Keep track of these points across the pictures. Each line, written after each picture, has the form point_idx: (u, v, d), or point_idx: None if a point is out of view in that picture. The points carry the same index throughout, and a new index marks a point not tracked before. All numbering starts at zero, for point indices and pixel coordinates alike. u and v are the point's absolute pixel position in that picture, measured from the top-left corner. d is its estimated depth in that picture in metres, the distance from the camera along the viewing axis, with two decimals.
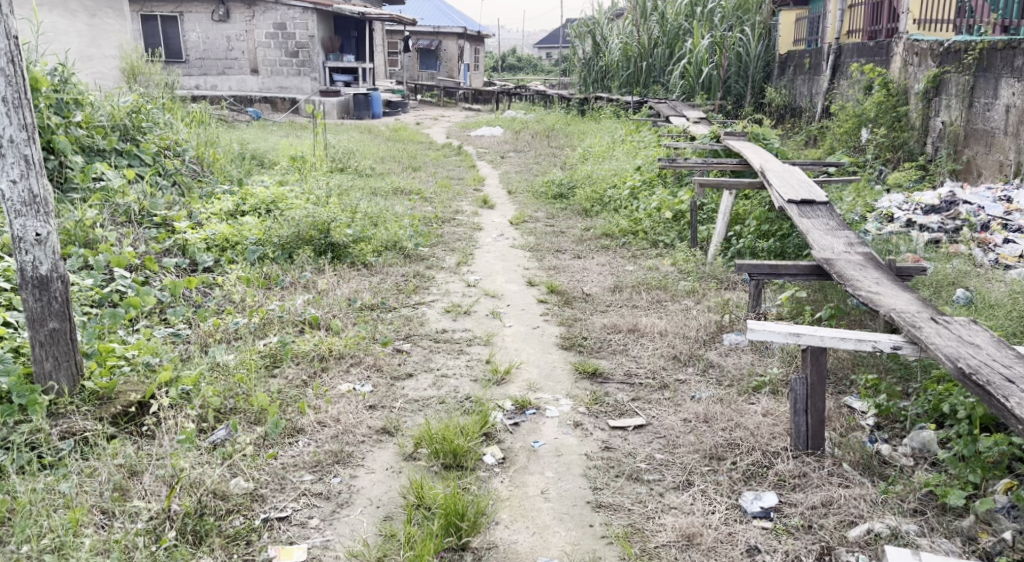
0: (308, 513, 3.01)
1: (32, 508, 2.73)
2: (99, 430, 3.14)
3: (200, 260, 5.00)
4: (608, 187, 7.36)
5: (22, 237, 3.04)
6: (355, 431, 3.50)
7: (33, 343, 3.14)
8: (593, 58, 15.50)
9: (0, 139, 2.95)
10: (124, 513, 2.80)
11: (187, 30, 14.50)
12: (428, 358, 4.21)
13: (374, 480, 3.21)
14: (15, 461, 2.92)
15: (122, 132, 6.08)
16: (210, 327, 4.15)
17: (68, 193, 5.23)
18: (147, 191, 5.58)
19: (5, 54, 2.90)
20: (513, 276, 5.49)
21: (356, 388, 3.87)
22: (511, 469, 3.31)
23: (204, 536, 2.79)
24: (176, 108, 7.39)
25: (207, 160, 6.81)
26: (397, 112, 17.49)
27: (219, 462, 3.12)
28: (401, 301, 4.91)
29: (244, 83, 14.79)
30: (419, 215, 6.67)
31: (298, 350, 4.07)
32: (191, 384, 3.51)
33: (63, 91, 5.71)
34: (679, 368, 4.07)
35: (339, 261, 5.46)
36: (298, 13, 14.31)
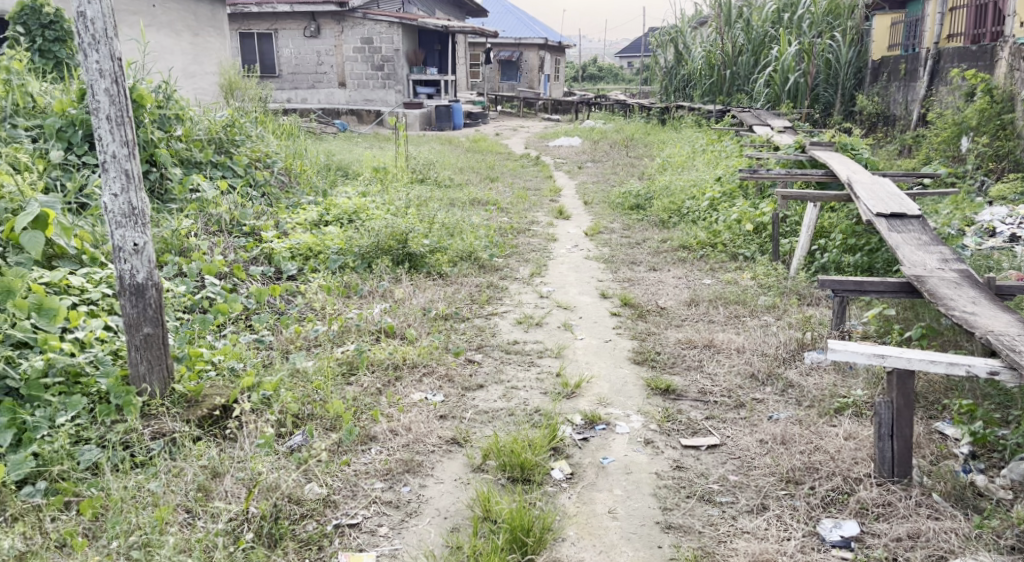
0: (377, 521, 3.08)
1: (124, 505, 2.87)
2: (187, 432, 3.28)
3: (285, 268, 5.18)
4: (687, 198, 7.25)
5: (121, 247, 3.21)
6: (426, 440, 3.56)
7: (129, 346, 3.32)
8: (675, 67, 15.34)
9: (103, 155, 3.13)
10: (206, 513, 2.93)
11: (280, 47, 15.12)
12: (500, 369, 4.24)
13: (442, 491, 3.26)
14: (110, 459, 3.09)
15: (217, 145, 6.36)
16: (291, 335, 4.29)
17: (166, 204, 5.50)
18: (238, 202, 5.83)
19: (109, 75, 3.08)
20: (586, 288, 5.47)
21: (428, 398, 3.92)
22: (580, 484, 3.30)
23: (279, 539, 2.90)
24: (268, 121, 7.68)
25: (294, 172, 7.05)
26: (477, 123, 17.68)
27: (295, 467, 3.22)
28: (473, 311, 4.96)
29: (332, 96, 15.22)
30: (495, 226, 6.73)
31: (374, 358, 4.16)
32: (272, 390, 3.64)
33: (166, 106, 6.02)
34: (756, 387, 3.98)
35: (416, 271, 5.55)
36: (384, 28, 14.60)
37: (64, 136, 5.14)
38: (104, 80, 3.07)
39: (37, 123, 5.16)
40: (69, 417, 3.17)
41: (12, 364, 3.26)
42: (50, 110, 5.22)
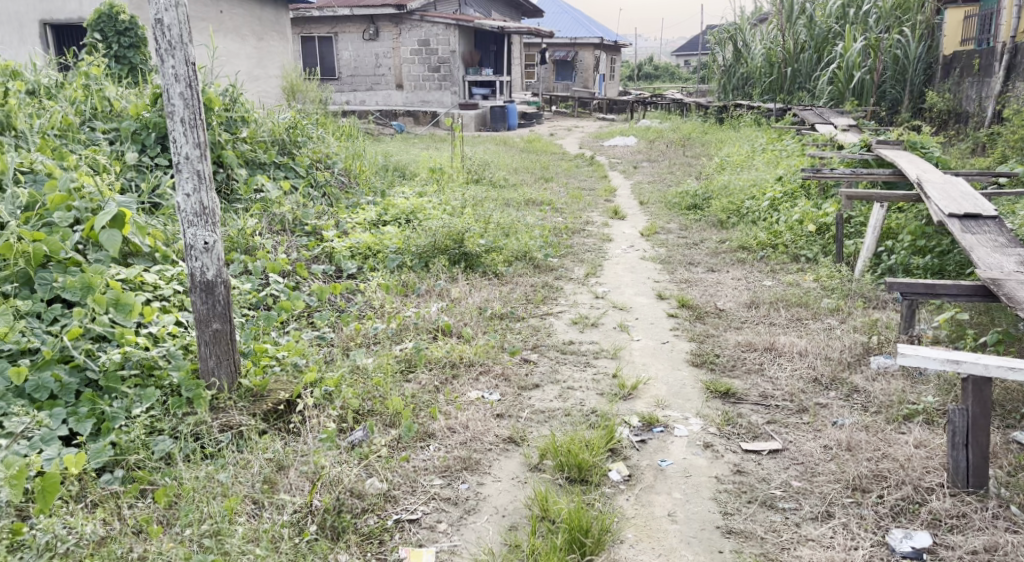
0: (437, 516, 3.12)
1: (196, 494, 2.96)
2: (254, 424, 3.37)
3: (344, 267, 5.27)
4: (746, 198, 7.13)
5: (193, 245, 3.32)
6: (483, 438, 3.59)
7: (200, 341, 3.42)
8: (734, 65, 15.11)
9: (177, 156, 3.24)
10: (272, 505, 3.00)
11: (340, 50, 15.41)
12: (556, 369, 4.24)
13: (500, 489, 3.28)
14: (182, 450, 3.20)
15: (280, 146, 6.54)
16: (352, 332, 4.37)
17: (232, 203, 5.66)
18: (300, 202, 5.98)
19: (184, 79, 3.19)
20: (642, 289, 5.44)
21: (484, 396, 3.95)
22: (638, 486, 3.29)
23: (341, 532, 2.96)
24: (328, 123, 7.83)
25: (354, 173, 7.18)
26: (532, 123, 17.70)
27: (357, 462, 3.28)
28: (529, 311, 4.97)
29: (390, 98, 15.40)
30: (550, 226, 6.74)
31: (431, 356, 4.21)
32: (333, 385, 3.71)
33: (232, 109, 6.20)
34: (820, 391, 3.90)
35: (471, 270, 5.59)
36: (441, 30, 14.72)
37: (139, 138, 5.34)
38: (179, 85, 3.17)
39: (114, 126, 5.36)
40: (144, 408, 3.29)
41: (92, 356, 3.39)
42: (126, 114, 5.44)
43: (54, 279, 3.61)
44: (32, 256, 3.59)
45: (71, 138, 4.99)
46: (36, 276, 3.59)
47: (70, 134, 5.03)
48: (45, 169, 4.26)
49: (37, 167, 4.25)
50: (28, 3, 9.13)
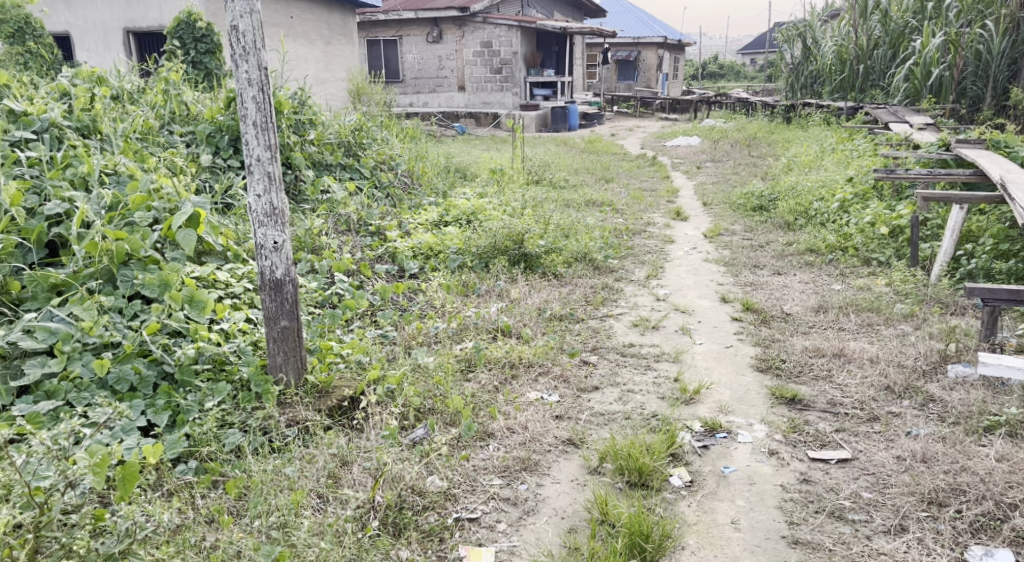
0: (496, 516, 3.14)
1: (264, 486, 3.04)
2: (319, 420, 3.44)
3: (407, 267, 5.33)
4: (815, 199, 6.95)
5: (263, 244, 3.41)
6: (542, 439, 3.59)
7: (269, 338, 3.51)
8: (803, 63, 14.76)
9: (249, 158, 3.33)
10: (337, 500, 3.06)
11: (405, 52, 15.63)
12: (616, 372, 4.21)
13: (560, 491, 3.28)
14: (251, 443, 3.29)
15: (346, 148, 6.67)
16: (413, 331, 4.42)
17: (300, 204, 5.79)
18: (365, 203, 6.08)
19: (257, 84, 3.28)
20: (705, 291, 5.36)
21: (544, 397, 3.95)
22: (700, 492, 3.24)
23: (403, 528, 3.00)
24: (392, 125, 7.94)
25: (416, 174, 7.27)
26: (593, 123, 17.61)
27: (418, 459, 3.32)
28: (588, 313, 4.95)
29: (452, 100, 15.54)
30: (611, 227, 6.70)
31: (491, 356, 4.23)
32: (396, 384, 3.76)
33: (301, 111, 6.38)
34: (892, 400, 3.78)
35: (531, 271, 5.60)
36: (503, 31, 14.72)
37: (213, 141, 5.52)
38: (252, 89, 3.26)
39: (190, 130, 5.56)
40: (216, 401, 3.39)
41: (168, 351, 3.51)
42: (202, 117, 5.64)
43: (134, 276, 3.74)
44: (115, 254, 3.73)
45: (151, 141, 5.18)
46: (119, 273, 3.73)
47: (151, 137, 5.21)
48: (127, 171, 4.43)
49: (119, 169, 4.42)
50: (112, 12, 9.51)
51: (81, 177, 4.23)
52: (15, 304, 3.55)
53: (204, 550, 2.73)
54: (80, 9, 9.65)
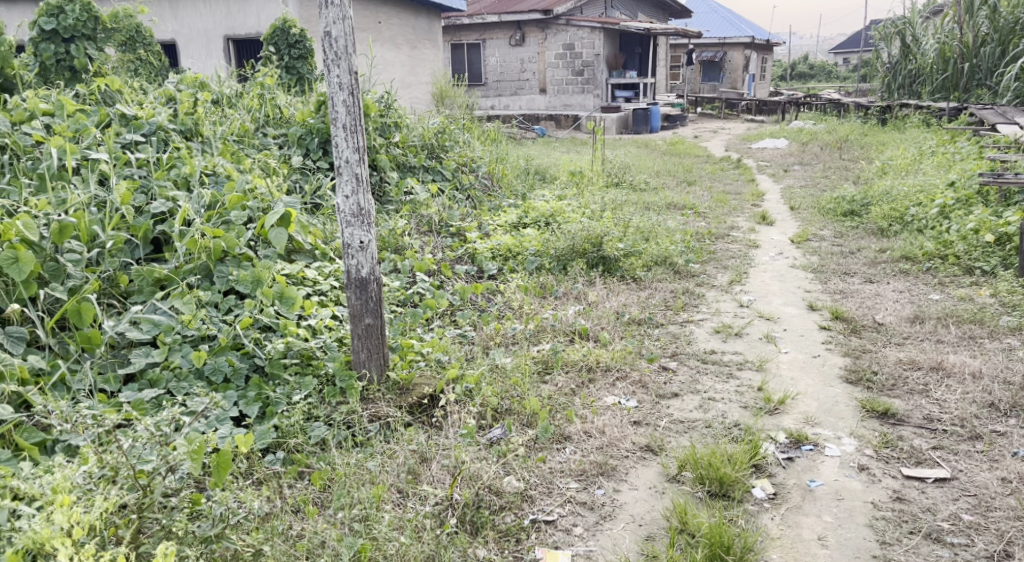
0: (573, 520, 3.11)
1: (348, 480, 3.10)
2: (400, 417, 3.49)
3: (486, 268, 5.36)
4: (912, 204, 6.66)
5: (349, 244, 3.49)
6: (620, 445, 3.54)
7: (353, 335, 3.59)
8: (901, 62, 14.19)
9: (338, 160, 3.42)
10: (416, 496, 3.09)
11: (487, 56, 15.76)
12: (696, 379, 4.12)
13: (637, 498, 3.22)
14: (335, 436, 3.36)
15: (429, 150, 6.78)
16: (491, 331, 4.43)
17: (384, 205, 5.91)
18: (446, 204, 6.15)
19: (347, 87, 3.36)
20: (791, 298, 5.20)
21: (621, 402, 3.90)
22: (784, 506, 3.14)
23: (480, 527, 3.01)
24: (474, 127, 8.01)
25: (497, 176, 7.30)
26: (675, 126, 17.34)
27: (495, 459, 3.31)
28: (668, 318, 4.86)
29: (533, 102, 15.58)
30: (693, 230, 6.56)
31: (568, 359, 4.21)
32: (474, 383, 3.78)
33: (387, 115, 6.53)
34: (997, 418, 3.59)
35: (609, 275, 5.54)
36: (586, 34, 14.68)
37: (304, 143, 5.68)
38: (343, 93, 3.34)
39: (283, 132, 5.74)
40: (303, 395, 3.48)
41: (259, 344, 3.63)
42: (294, 120, 5.82)
43: (229, 272, 3.88)
44: (212, 251, 3.88)
45: (247, 143, 5.37)
46: (215, 270, 3.87)
47: (246, 140, 5.41)
48: (225, 172, 4.60)
49: (218, 170, 4.60)
50: (213, 20, 9.92)
51: (183, 177, 4.42)
52: (123, 297, 3.69)
53: (290, 538, 2.80)
54: (184, 17, 10.11)
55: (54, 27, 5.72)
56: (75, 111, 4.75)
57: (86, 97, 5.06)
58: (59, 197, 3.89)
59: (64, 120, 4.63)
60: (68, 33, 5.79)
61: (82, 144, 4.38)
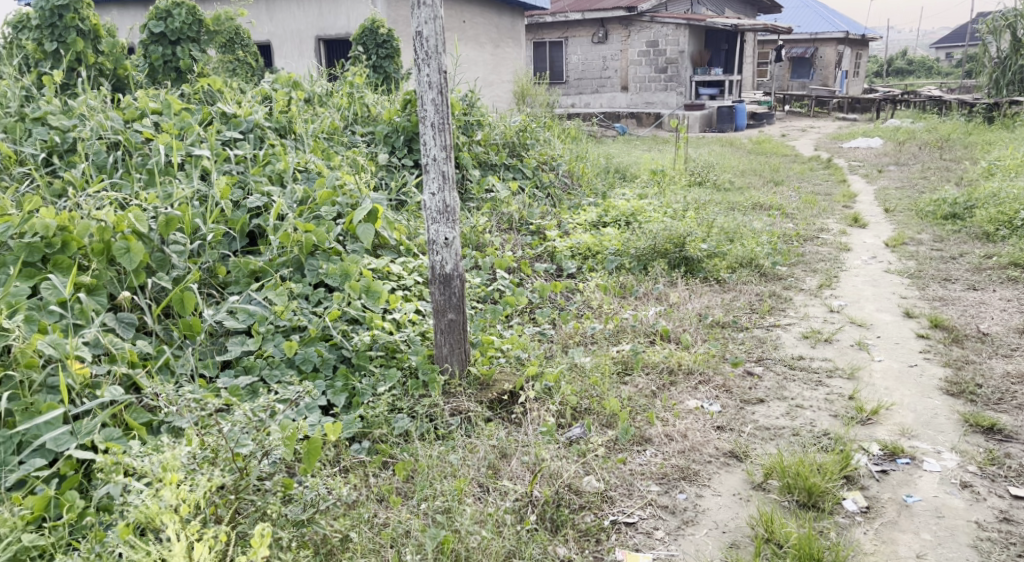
0: (654, 523, 3.07)
1: (430, 471, 3.14)
2: (480, 412, 3.52)
3: (565, 267, 5.33)
4: (1020, 207, 6.31)
5: (434, 240, 3.54)
6: (703, 450, 3.48)
7: (436, 330, 3.64)
8: (1011, 57, 13.49)
9: (426, 158, 3.47)
10: (496, 490, 3.10)
11: (570, 54, 15.74)
12: (783, 386, 4.00)
13: (721, 504, 3.16)
14: (418, 428, 3.41)
15: (510, 148, 6.83)
16: (570, 330, 4.41)
17: (465, 202, 5.97)
18: (527, 202, 6.16)
19: (436, 85, 3.40)
20: (886, 304, 5.00)
21: (705, 406, 3.83)
22: (878, 520, 3.02)
23: (560, 526, 3.00)
24: (555, 126, 7.99)
25: (577, 174, 7.27)
26: (761, 124, 16.92)
27: (575, 458, 3.30)
28: (754, 321, 4.74)
29: (615, 100, 15.45)
30: (780, 232, 6.38)
31: (648, 360, 4.14)
32: (554, 381, 3.77)
33: (470, 113, 6.61)
34: None
35: (692, 276, 5.44)
36: (671, 30, 14.46)
37: (390, 141, 5.78)
38: (432, 91, 3.39)
39: (370, 130, 5.86)
40: (387, 387, 3.54)
41: (347, 336, 3.72)
42: (381, 118, 5.93)
43: (319, 266, 3.98)
44: (304, 245, 3.99)
45: (337, 141, 5.49)
46: (306, 263, 3.98)
47: (336, 137, 5.53)
48: (315, 168, 4.73)
49: (310, 167, 4.73)
50: (307, 22, 10.20)
51: (278, 173, 4.57)
52: (221, 287, 3.83)
53: (375, 526, 2.86)
54: (279, 19, 10.43)
55: (162, 30, 5.98)
56: (180, 109, 4.97)
57: (190, 97, 5.30)
58: (166, 192, 4.07)
59: (170, 118, 4.85)
60: (174, 35, 6.03)
61: (186, 141, 4.58)
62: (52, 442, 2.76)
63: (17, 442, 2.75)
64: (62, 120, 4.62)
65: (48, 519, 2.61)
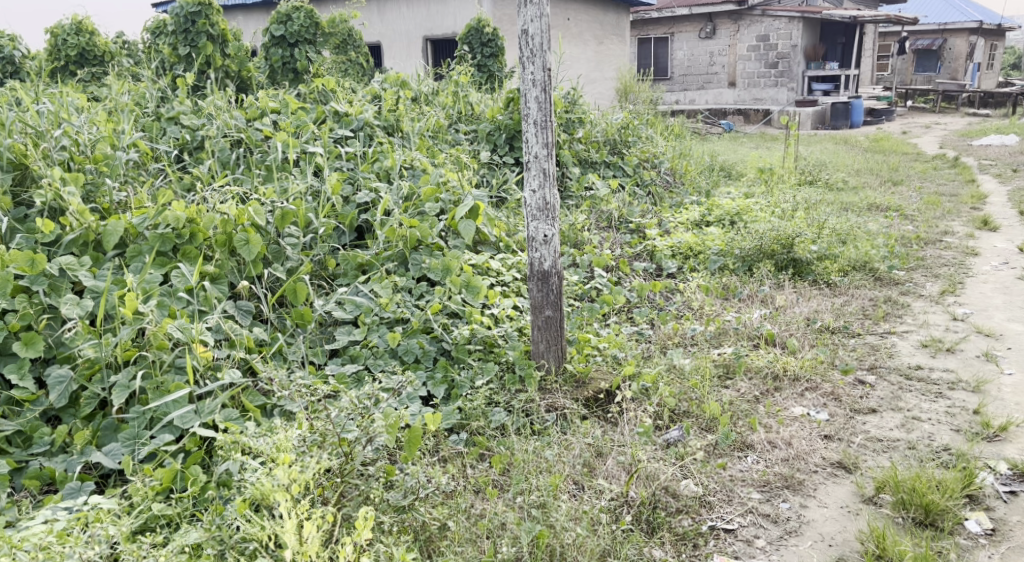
0: (755, 532, 3.01)
1: (527, 466, 3.18)
2: (576, 409, 3.54)
3: (665, 266, 5.27)
4: None
5: (534, 237, 3.59)
6: (808, 459, 3.38)
7: (533, 326, 3.69)
8: None
9: (528, 155, 3.52)
10: (592, 489, 3.11)
11: (675, 49, 15.50)
12: (897, 396, 3.84)
13: (827, 516, 3.06)
14: (514, 422, 3.46)
15: (611, 146, 6.82)
16: (670, 331, 4.37)
17: (565, 200, 6.00)
18: (627, 200, 6.11)
19: (540, 84, 3.43)
20: (1017, 314, 4.71)
21: (811, 414, 3.71)
22: (1004, 544, 2.87)
23: (656, 528, 2.98)
24: (658, 123, 7.91)
25: (679, 172, 7.16)
26: (880, 121, 16.15)
27: (673, 461, 3.26)
28: (867, 328, 4.56)
29: (721, 96, 15.10)
30: (898, 234, 6.11)
31: (752, 364, 4.05)
32: (651, 382, 3.74)
33: (571, 111, 6.66)
34: None
35: (800, 278, 5.27)
36: (784, 24, 14.05)
37: (492, 139, 5.87)
38: (536, 89, 3.43)
39: (474, 128, 5.97)
40: (485, 380, 3.62)
41: (447, 330, 3.81)
42: (484, 117, 6.04)
43: (422, 260, 4.08)
44: (409, 239, 4.11)
45: (442, 139, 5.61)
46: (410, 257, 4.09)
47: (441, 135, 5.66)
48: (421, 166, 4.86)
49: (415, 164, 4.87)
50: (416, 22, 10.45)
51: (386, 170, 4.72)
52: (330, 279, 3.99)
53: (472, 516, 2.91)
54: (389, 20, 10.73)
55: (282, 33, 6.27)
56: (297, 108, 5.21)
57: (307, 97, 5.56)
58: (283, 187, 4.29)
59: (288, 117, 5.09)
60: (293, 38, 6.30)
61: (302, 139, 4.80)
62: (178, 419, 2.96)
63: (149, 419, 3.00)
64: (192, 119, 4.94)
65: (174, 491, 2.80)
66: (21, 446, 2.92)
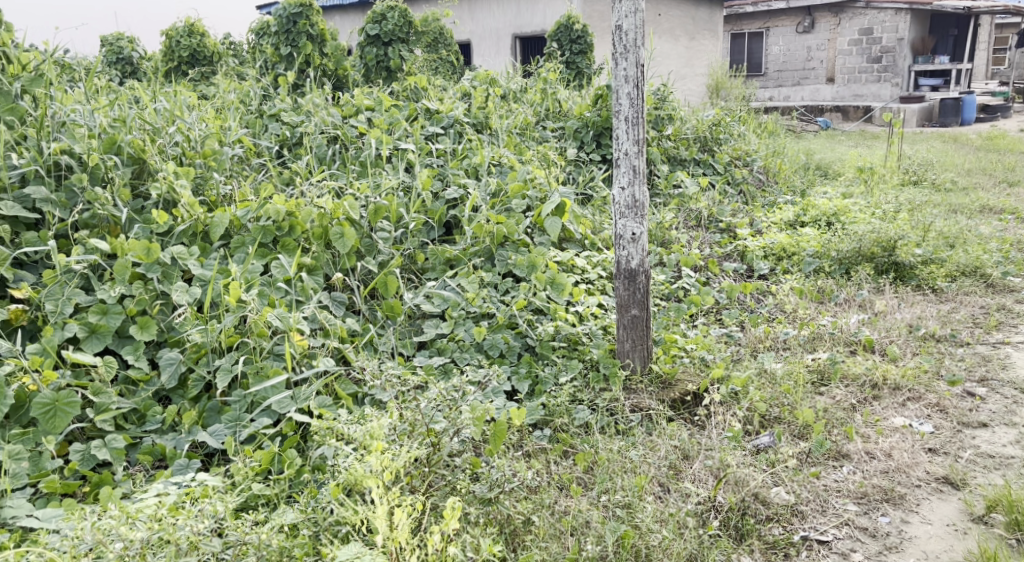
0: (851, 545, 2.89)
1: (612, 465, 3.15)
2: (661, 410, 3.49)
3: (757, 267, 5.13)
4: None
5: (621, 235, 3.55)
6: (910, 472, 3.23)
7: (619, 325, 3.66)
8: None
9: (618, 152, 3.48)
10: (678, 491, 3.05)
11: (771, 45, 15.09)
12: (1010, 410, 3.63)
13: (931, 533, 2.92)
14: (599, 421, 3.43)
15: (702, 143, 6.66)
16: (761, 334, 4.25)
17: (652, 198, 5.91)
18: (718, 199, 5.97)
19: (632, 79, 3.39)
20: None
21: (913, 425, 3.55)
22: None
23: (745, 534, 2.91)
24: (751, 119, 7.71)
25: (773, 170, 6.96)
26: (993, 118, 15.25)
27: (764, 467, 3.17)
28: (976, 337, 4.32)
29: (818, 93, 14.62)
30: (1012, 238, 5.76)
31: (848, 371, 3.89)
32: (741, 385, 3.64)
33: (661, 108, 6.56)
34: None
35: (902, 282, 5.03)
36: (889, 16, 13.48)
37: (579, 136, 5.84)
38: (628, 85, 3.38)
39: (561, 125, 5.95)
40: (569, 377, 3.61)
41: (532, 326, 3.82)
42: (572, 114, 6.01)
43: (509, 257, 4.11)
44: (496, 235, 4.14)
45: (529, 136, 5.62)
46: (497, 253, 4.12)
47: (528, 132, 5.66)
48: (509, 163, 4.88)
49: (503, 161, 4.89)
50: (506, 20, 10.51)
51: (474, 166, 4.76)
52: (419, 273, 4.05)
53: (556, 512, 2.90)
54: (480, 19, 10.83)
55: (377, 32, 6.41)
56: (390, 106, 5.30)
57: (399, 94, 5.66)
58: (376, 182, 4.38)
59: (381, 114, 5.19)
60: (387, 37, 6.42)
61: (395, 136, 4.89)
62: (276, 404, 3.07)
63: (249, 402, 3.12)
64: (292, 117, 5.10)
65: (272, 473, 2.91)
66: (136, 423, 3.08)
